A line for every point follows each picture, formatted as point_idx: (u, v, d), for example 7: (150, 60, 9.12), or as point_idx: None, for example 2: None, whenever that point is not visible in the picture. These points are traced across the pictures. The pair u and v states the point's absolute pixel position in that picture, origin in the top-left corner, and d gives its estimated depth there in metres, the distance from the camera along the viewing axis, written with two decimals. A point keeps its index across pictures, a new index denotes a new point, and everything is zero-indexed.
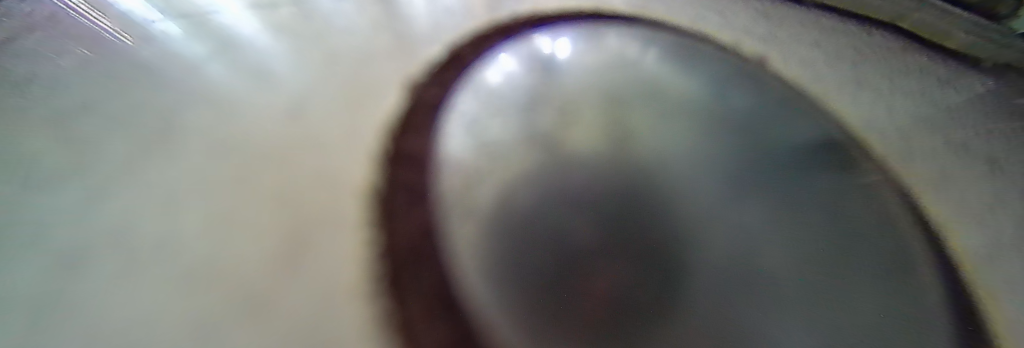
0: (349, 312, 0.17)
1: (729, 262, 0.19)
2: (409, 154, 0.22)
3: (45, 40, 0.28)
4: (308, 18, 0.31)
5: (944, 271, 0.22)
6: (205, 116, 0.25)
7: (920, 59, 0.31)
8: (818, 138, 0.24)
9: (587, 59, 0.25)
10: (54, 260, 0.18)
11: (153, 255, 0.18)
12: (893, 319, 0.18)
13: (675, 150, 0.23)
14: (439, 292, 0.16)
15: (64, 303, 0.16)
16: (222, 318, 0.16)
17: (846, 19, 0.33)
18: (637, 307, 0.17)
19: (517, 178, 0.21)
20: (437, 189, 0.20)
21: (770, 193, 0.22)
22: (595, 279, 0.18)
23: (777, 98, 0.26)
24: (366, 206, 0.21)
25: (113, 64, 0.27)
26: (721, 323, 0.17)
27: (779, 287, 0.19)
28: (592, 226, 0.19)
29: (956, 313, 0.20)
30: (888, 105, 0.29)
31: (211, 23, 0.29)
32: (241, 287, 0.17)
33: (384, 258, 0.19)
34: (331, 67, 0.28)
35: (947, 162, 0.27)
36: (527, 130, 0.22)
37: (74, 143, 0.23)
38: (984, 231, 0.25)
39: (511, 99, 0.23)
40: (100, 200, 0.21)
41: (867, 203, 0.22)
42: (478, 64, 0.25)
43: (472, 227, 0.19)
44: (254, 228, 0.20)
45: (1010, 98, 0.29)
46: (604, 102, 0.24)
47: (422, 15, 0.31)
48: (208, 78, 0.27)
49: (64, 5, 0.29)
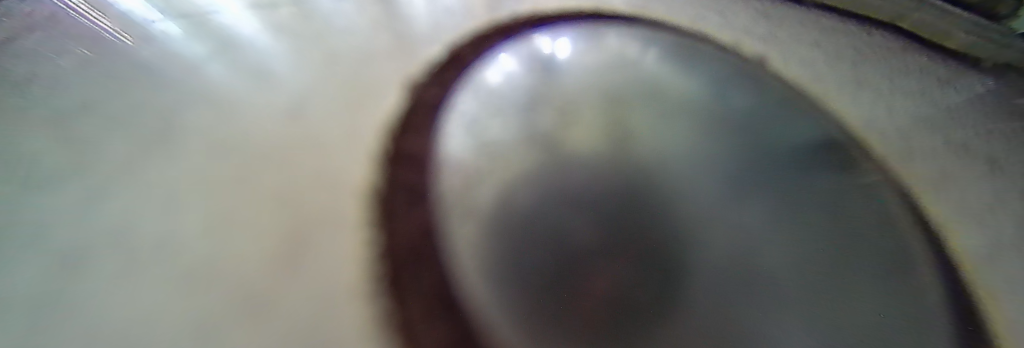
0: (349, 312, 0.17)
1: (729, 262, 0.19)
2: (409, 154, 0.22)
3: (45, 40, 0.28)
4: (309, 18, 0.30)
5: (944, 271, 0.22)
6: (205, 116, 0.25)
7: (920, 59, 0.31)
8: (819, 138, 0.24)
9: (587, 59, 0.25)
10: (54, 260, 0.18)
11: (153, 255, 0.18)
12: (893, 319, 0.18)
13: (675, 151, 0.23)
14: (439, 292, 0.16)
15: (64, 303, 0.16)
16: (222, 318, 0.16)
17: (846, 19, 0.33)
18: (637, 307, 0.17)
19: (517, 178, 0.21)
20: (437, 189, 0.20)
21: (770, 194, 0.22)
22: (595, 279, 0.18)
23: (777, 98, 0.26)
24: (366, 206, 0.21)
25: (113, 64, 0.27)
26: (720, 323, 0.17)
27: (779, 287, 0.19)
28: (592, 226, 0.19)
29: (956, 313, 0.20)
30: (888, 105, 0.29)
31: (211, 23, 0.29)
32: (241, 287, 0.17)
33: (384, 258, 0.19)
34: (331, 67, 0.28)
35: (947, 162, 0.27)
36: (527, 130, 0.22)
37: (74, 144, 0.23)
38: (984, 230, 0.25)
39: (511, 99, 0.23)
40: (100, 200, 0.21)
41: (867, 202, 0.22)
42: (478, 64, 0.25)
43: (472, 227, 0.19)
44: (254, 228, 0.20)
45: (1010, 98, 0.29)
46: (604, 102, 0.24)
47: (422, 15, 0.31)
48: (208, 78, 0.27)
49: (64, 5, 0.29)
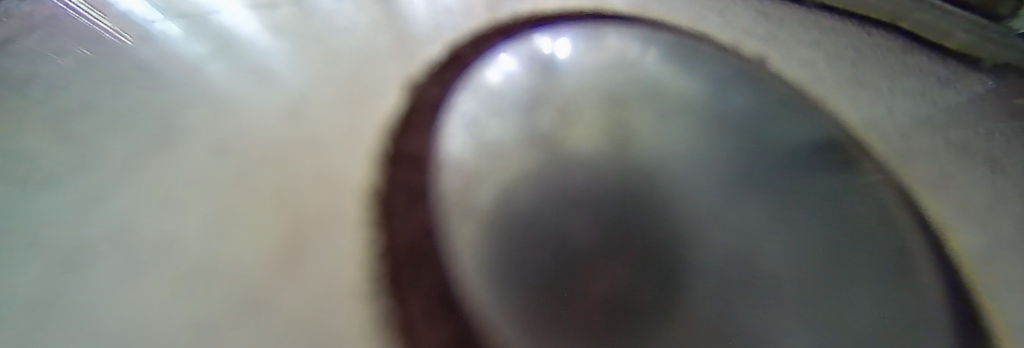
0: (349, 314, 0.17)
1: (730, 262, 0.19)
2: (409, 155, 0.22)
3: (44, 40, 0.28)
4: (308, 17, 0.30)
5: (944, 271, 0.22)
6: (205, 117, 0.25)
7: (920, 58, 0.31)
8: (819, 138, 0.24)
9: (587, 60, 0.25)
10: (56, 260, 0.18)
11: (153, 256, 0.18)
12: (894, 320, 0.18)
13: (675, 151, 0.23)
14: (439, 292, 0.16)
15: (63, 304, 0.17)
16: (224, 319, 0.16)
17: (847, 19, 0.33)
18: (636, 307, 0.17)
19: (518, 177, 0.21)
20: (438, 189, 0.20)
21: (768, 192, 0.22)
22: (597, 279, 0.18)
23: (776, 99, 0.26)
24: (366, 206, 0.21)
25: (113, 64, 0.27)
26: (718, 322, 0.17)
27: (778, 287, 0.19)
28: (591, 226, 0.19)
29: (959, 312, 0.20)
30: (888, 106, 0.29)
31: (211, 23, 0.29)
32: (242, 287, 0.17)
33: (384, 257, 0.19)
34: (331, 67, 0.28)
35: (948, 162, 0.27)
36: (527, 129, 0.22)
37: (74, 145, 0.23)
38: (985, 230, 0.25)
39: (511, 99, 0.23)
40: (98, 200, 0.21)
41: (867, 202, 0.22)
42: (478, 64, 0.25)
43: (472, 226, 0.19)
44: (254, 229, 0.20)
45: (1011, 98, 0.29)
46: (604, 101, 0.24)
47: (422, 15, 0.31)
48: (208, 78, 0.27)
49: (65, 5, 0.29)
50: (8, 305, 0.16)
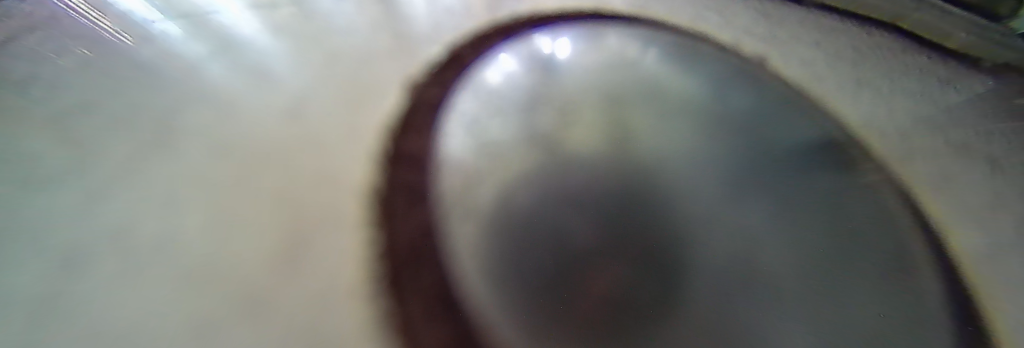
0: (348, 314, 0.17)
1: (730, 263, 0.19)
2: (410, 155, 0.22)
3: (45, 40, 0.28)
4: (309, 17, 0.30)
5: (943, 271, 0.22)
6: (203, 116, 0.25)
7: (920, 58, 0.31)
8: (817, 140, 0.25)
9: (587, 59, 0.25)
10: (59, 261, 0.18)
11: (154, 255, 0.18)
12: (893, 320, 0.18)
13: (675, 151, 0.22)
14: (439, 292, 0.17)
15: (66, 304, 0.17)
16: (225, 319, 0.16)
17: (847, 19, 0.33)
18: (636, 306, 0.17)
19: (518, 177, 0.20)
20: (438, 189, 0.20)
21: (770, 192, 0.22)
22: (596, 280, 0.18)
23: (775, 100, 0.26)
24: (366, 206, 0.21)
25: (112, 63, 0.27)
26: (719, 322, 0.17)
27: (779, 290, 0.19)
28: (592, 225, 0.19)
29: (959, 312, 0.20)
30: (888, 105, 0.29)
31: (211, 23, 0.29)
32: (242, 287, 0.17)
33: (384, 257, 0.19)
34: (331, 67, 0.28)
35: (948, 162, 0.27)
36: (527, 129, 0.22)
37: (73, 145, 0.23)
38: (982, 231, 0.25)
39: (511, 98, 0.23)
40: (99, 202, 0.21)
41: (864, 204, 0.22)
42: (478, 65, 0.25)
43: (471, 228, 0.19)
44: (254, 228, 0.20)
45: (1010, 98, 0.29)
46: (605, 100, 0.23)
47: (422, 14, 0.31)
48: (205, 77, 0.27)
49: (65, 5, 0.29)
50: (20, 304, 0.17)
